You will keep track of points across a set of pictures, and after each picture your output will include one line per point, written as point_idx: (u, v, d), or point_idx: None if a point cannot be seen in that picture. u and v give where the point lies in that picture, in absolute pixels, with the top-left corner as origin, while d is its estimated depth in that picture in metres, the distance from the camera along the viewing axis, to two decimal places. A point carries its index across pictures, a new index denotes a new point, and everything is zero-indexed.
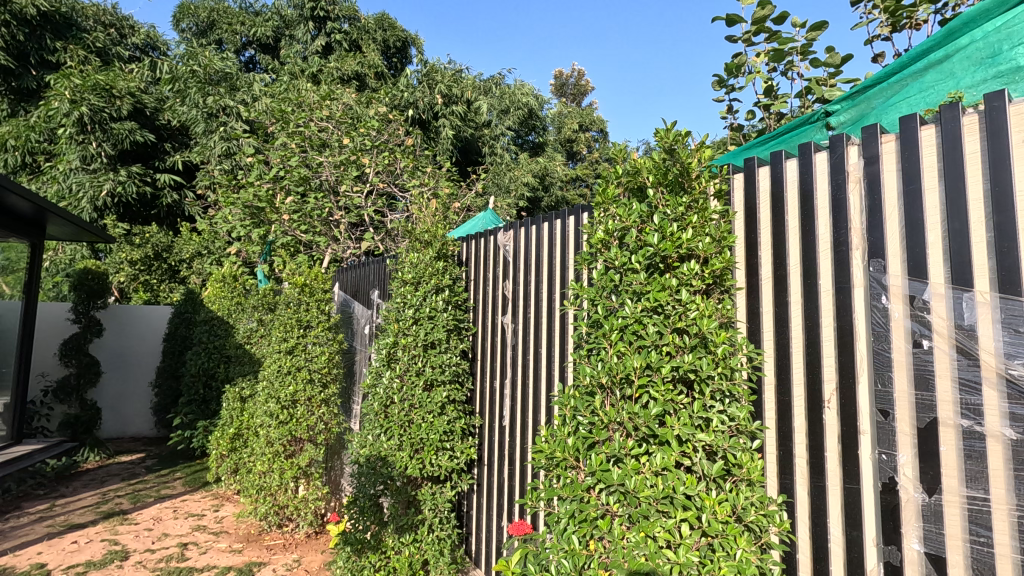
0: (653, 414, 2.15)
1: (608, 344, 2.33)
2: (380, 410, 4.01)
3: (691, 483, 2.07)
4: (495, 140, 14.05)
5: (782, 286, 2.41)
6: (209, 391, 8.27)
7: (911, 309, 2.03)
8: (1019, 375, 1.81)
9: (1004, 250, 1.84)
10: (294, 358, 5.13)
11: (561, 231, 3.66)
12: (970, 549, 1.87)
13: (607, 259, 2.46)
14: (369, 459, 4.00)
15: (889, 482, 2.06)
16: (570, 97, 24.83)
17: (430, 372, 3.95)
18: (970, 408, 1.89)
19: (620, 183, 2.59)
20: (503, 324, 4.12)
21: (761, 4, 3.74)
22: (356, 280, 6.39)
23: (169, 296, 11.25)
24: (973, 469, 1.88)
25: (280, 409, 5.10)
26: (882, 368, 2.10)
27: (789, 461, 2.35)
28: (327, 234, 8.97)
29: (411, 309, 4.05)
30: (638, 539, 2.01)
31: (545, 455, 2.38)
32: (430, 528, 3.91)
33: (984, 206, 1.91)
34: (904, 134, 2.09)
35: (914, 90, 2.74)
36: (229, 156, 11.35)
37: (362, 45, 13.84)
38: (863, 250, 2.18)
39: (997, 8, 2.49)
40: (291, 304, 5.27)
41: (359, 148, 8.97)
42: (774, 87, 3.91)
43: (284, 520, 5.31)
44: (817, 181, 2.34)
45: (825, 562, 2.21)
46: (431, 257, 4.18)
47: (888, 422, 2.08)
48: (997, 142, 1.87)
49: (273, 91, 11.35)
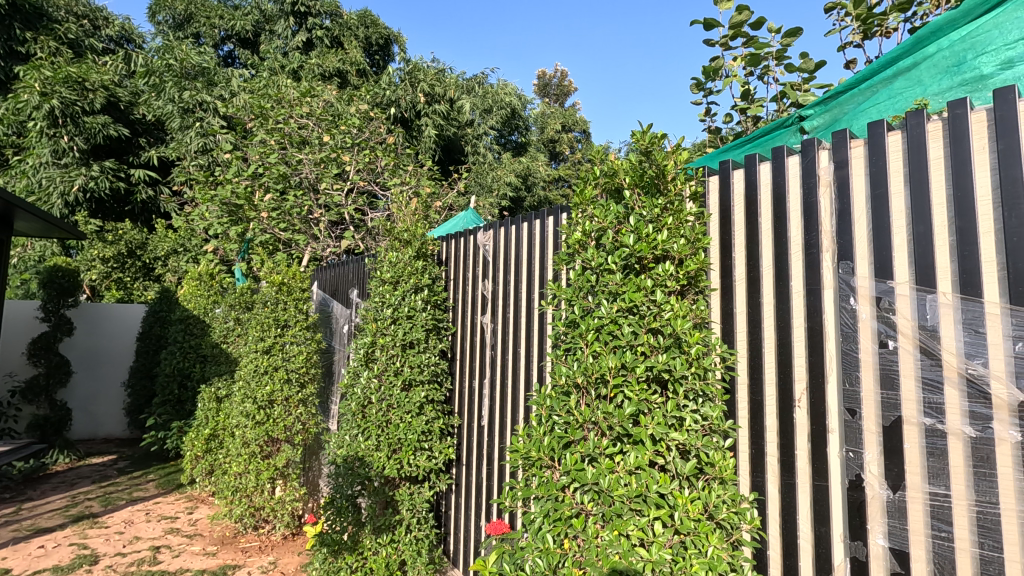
0: (626, 414, 2.17)
1: (585, 344, 2.36)
2: (358, 410, 3.97)
3: (664, 481, 2.09)
4: (478, 139, 14.03)
5: (755, 287, 2.46)
6: (184, 391, 8.12)
7: (878, 310, 2.08)
8: (979, 375, 1.86)
9: (966, 253, 1.90)
10: (271, 358, 5.07)
11: (540, 231, 3.67)
12: (932, 545, 1.92)
13: (583, 259, 2.48)
14: (346, 459, 3.97)
15: (855, 480, 2.11)
16: (553, 97, 24.93)
17: (408, 372, 3.93)
18: (933, 407, 1.94)
19: (598, 184, 2.60)
20: (483, 323, 4.13)
21: (738, 8, 3.79)
22: (335, 279, 6.34)
23: (144, 294, 11.03)
24: (934, 465, 1.93)
25: (256, 409, 5.04)
26: (850, 368, 2.15)
27: (760, 459, 2.39)
28: (307, 233, 8.84)
29: (390, 308, 4.03)
30: (612, 538, 2.03)
31: (521, 455, 2.39)
32: (408, 528, 3.89)
33: (947, 210, 1.97)
34: (871, 139, 2.14)
35: (883, 97, 2.79)
36: (206, 152, 11.17)
37: (344, 41, 13.70)
38: (833, 252, 2.23)
39: (963, 17, 2.54)
40: (269, 302, 5.20)
41: (340, 146, 8.93)
42: (750, 91, 3.96)
43: (260, 522, 5.24)
44: (790, 184, 2.39)
45: (794, 558, 2.25)
46: (410, 256, 4.17)
47: (855, 420, 2.13)
48: (959, 148, 1.93)
49: (252, 87, 11.18)
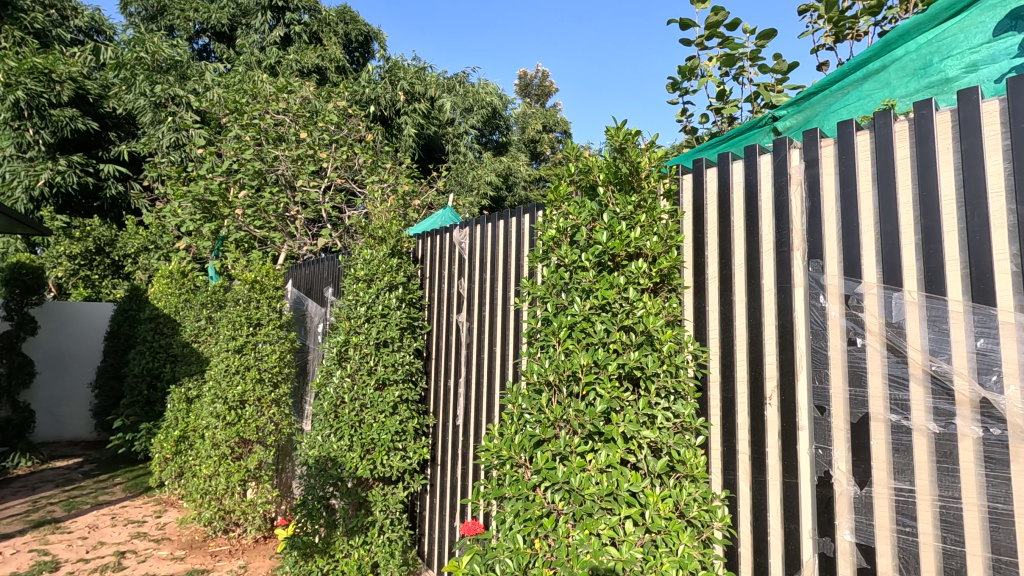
0: (598, 411, 2.15)
1: (558, 341, 2.34)
2: (330, 410, 3.89)
3: (635, 480, 2.08)
4: (458, 139, 13.94)
5: (728, 285, 2.47)
6: (153, 392, 7.91)
7: (846, 309, 2.10)
8: (943, 372, 1.88)
9: (931, 252, 1.92)
10: (243, 357, 4.95)
11: (516, 229, 3.66)
12: (897, 540, 1.94)
13: (558, 256, 2.46)
14: (318, 460, 3.89)
15: (824, 476, 2.12)
16: (535, 97, 24.97)
17: (382, 371, 3.88)
18: (899, 403, 1.97)
19: (572, 181, 2.59)
20: (458, 322, 4.09)
21: (714, 9, 3.81)
22: (310, 278, 6.23)
23: (112, 292, 10.74)
24: (900, 461, 1.95)
25: (227, 410, 4.92)
26: (820, 366, 2.16)
27: (732, 457, 2.40)
28: (283, 231, 8.68)
29: (363, 306, 3.96)
30: (582, 537, 2.01)
31: (492, 453, 2.36)
32: (381, 530, 3.84)
33: (912, 209, 1.99)
34: (841, 138, 2.16)
35: (853, 98, 2.81)
36: (179, 147, 10.90)
37: (323, 37, 13.51)
38: (803, 250, 2.25)
39: (929, 22, 2.58)
40: (240, 300, 5.09)
41: (317, 142, 8.80)
42: (725, 92, 3.98)
43: (230, 525, 5.13)
44: (761, 182, 2.40)
45: (764, 555, 2.26)
46: (385, 254, 4.12)
47: (825, 417, 2.14)
48: (925, 148, 1.96)
49: (227, 81, 10.93)
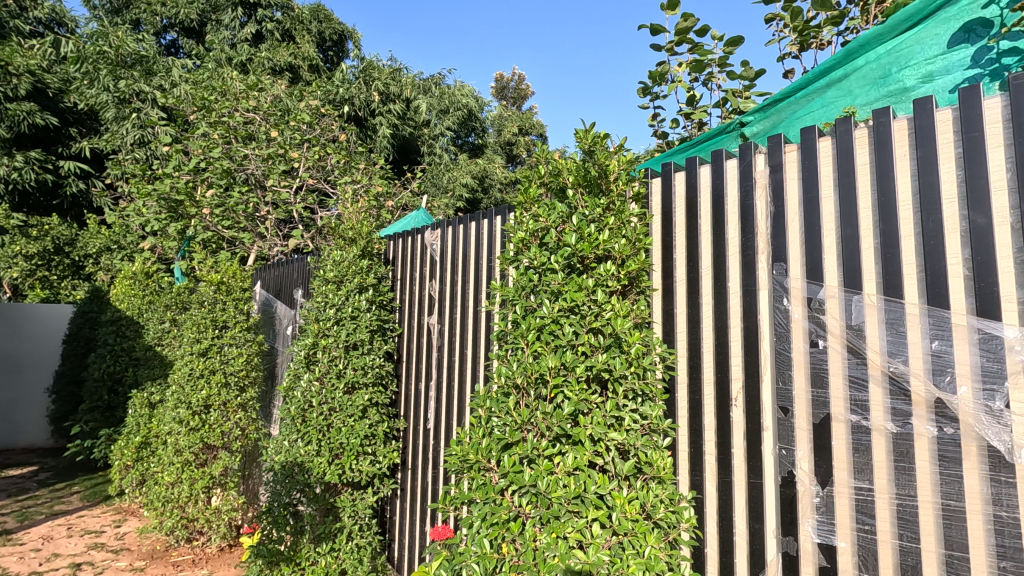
0: (565, 414, 2.15)
1: (526, 344, 2.33)
2: (298, 414, 3.80)
3: (603, 482, 2.09)
4: (434, 140, 13.81)
5: (695, 288, 2.49)
6: (114, 397, 7.68)
7: (809, 311, 2.14)
8: (900, 373, 1.93)
9: (889, 256, 1.97)
10: (208, 360, 4.81)
11: (488, 231, 3.64)
12: (857, 537, 1.98)
13: (527, 258, 2.45)
14: (285, 466, 3.80)
15: (787, 476, 2.15)
16: (511, 100, 25.06)
17: (351, 374, 3.81)
18: (858, 404, 2.01)
19: (542, 183, 2.58)
20: (429, 325, 4.04)
21: (684, 15, 3.86)
22: (278, 279, 6.09)
23: (72, 294, 10.35)
24: (860, 461, 2.00)
25: (190, 415, 4.74)
26: (783, 367, 2.20)
27: (698, 458, 2.42)
28: (253, 231, 8.53)
29: (333, 308, 3.90)
30: (549, 541, 1.99)
31: (459, 457, 2.33)
32: (349, 536, 3.77)
33: (871, 214, 2.05)
34: (804, 144, 2.20)
35: (817, 105, 2.87)
36: (144, 145, 10.59)
37: (296, 35, 13.30)
38: (768, 254, 2.28)
39: (888, 32, 2.64)
40: (205, 302, 4.96)
41: (288, 142, 8.62)
42: (695, 97, 4.03)
43: (194, 534, 4.96)
44: (728, 186, 2.44)
45: (730, 555, 2.29)
46: (355, 255, 4.06)
47: (788, 418, 2.18)
48: (883, 154, 2.01)
49: (195, 78, 10.66)
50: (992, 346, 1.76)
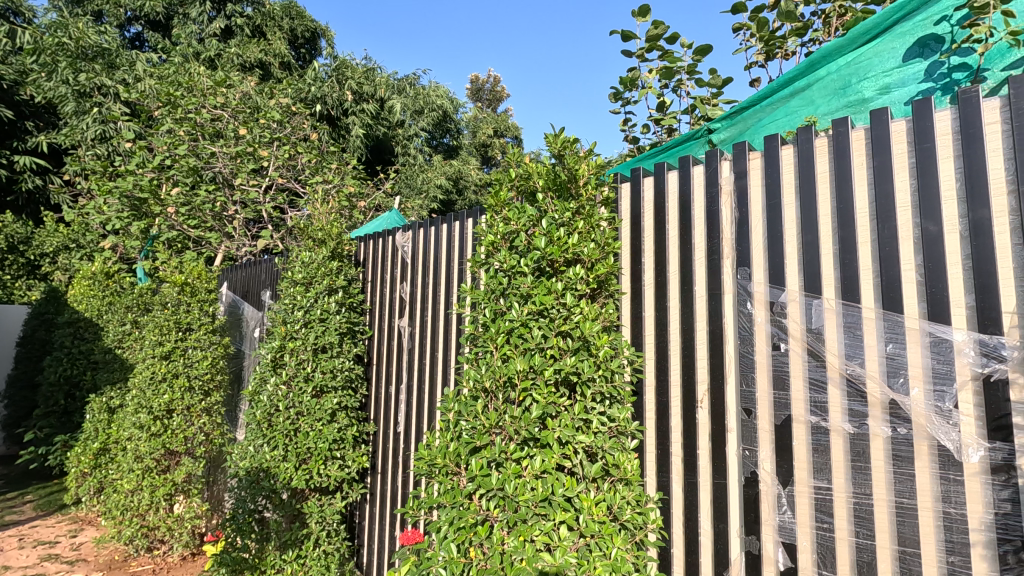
0: (533, 417, 2.16)
1: (495, 347, 2.33)
2: (263, 419, 3.73)
3: (570, 485, 2.10)
4: (409, 141, 13.62)
5: (663, 292, 2.53)
6: (71, 402, 7.44)
7: (771, 315, 2.19)
8: (857, 375, 1.99)
9: (847, 261, 2.03)
10: (171, 364, 4.66)
11: (459, 233, 3.64)
12: (816, 535, 2.03)
13: (496, 261, 2.45)
14: (249, 472, 3.72)
15: (750, 476, 2.20)
16: (486, 102, 25.08)
17: (319, 378, 3.74)
18: (817, 405, 2.06)
19: (513, 186, 2.59)
20: (400, 327, 4.01)
21: (654, 22, 3.92)
22: (245, 280, 5.95)
23: (27, 294, 9.93)
24: (819, 461, 2.05)
25: (151, 420, 4.59)
26: (747, 369, 2.25)
27: (665, 459, 2.46)
28: (220, 231, 8.35)
29: (301, 310, 3.83)
30: (516, 544, 1.99)
31: (426, 462, 2.30)
32: (316, 543, 3.70)
33: (830, 221, 2.11)
34: (767, 152, 2.26)
35: (781, 114, 2.93)
36: (106, 141, 10.25)
37: (267, 32, 13.04)
38: (732, 258, 2.33)
39: (849, 44, 2.71)
40: (168, 304, 4.81)
41: (257, 140, 8.42)
42: (665, 104, 4.09)
43: (154, 543, 4.79)
44: (695, 192, 2.48)
45: (695, 555, 2.32)
46: (324, 257, 4.00)
47: (751, 420, 2.23)
48: (841, 162, 2.07)
49: (160, 72, 10.36)
50: (942, 349, 1.83)
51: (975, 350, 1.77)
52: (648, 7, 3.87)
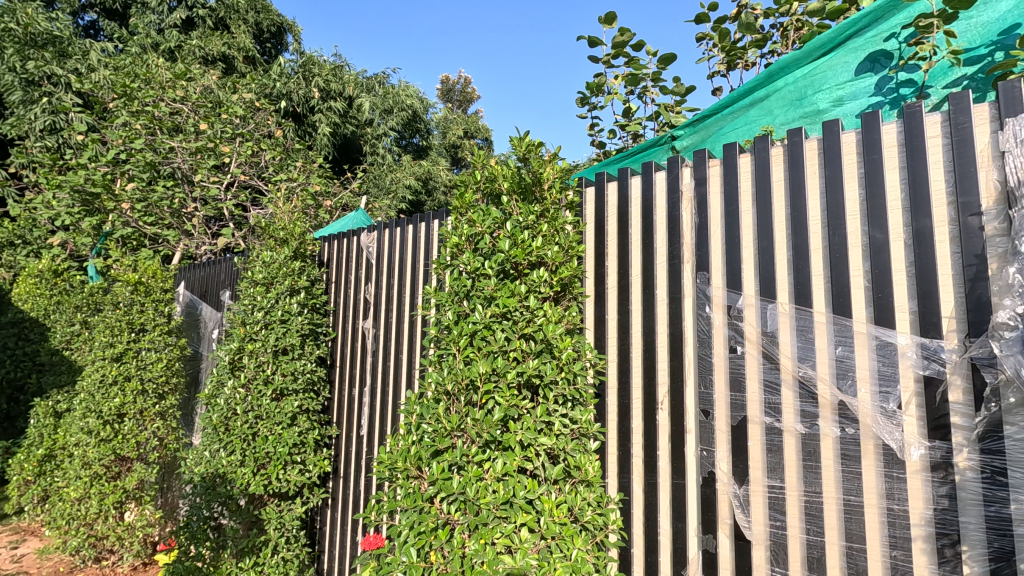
0: (495, 420, 2.15)
1: (457, 349, 2.32)
2: (220, 423, 3.62)
3: (532, 487, 2.11)
4: (377, 140, 13.43)
5: (625, 295, 2.57)
6: (14, 405, 7.13)
7: (728, 318, 2.25)
8: (809, 377, 2.05)
9: (799, 267, 2.10)
10: (122, 366, 4.47)
11: (425, 234, 3.61)
12: (769, 533, 2.09)
13: (460, 263, 2.43)
14: (205, 477, 3.60)
15: (707, 475, 2.25)
16: (456, 103, 24.99)
17: (279, 380, 3.65)
18: (771, 407, 2.12)
19: (478, 188, 2.58)
20: (364, 328, 3.95)
21: (620, 29, 3.98)
22: (204, 279, 5.77)
23: None
24: (772, 460, 2.11)
25: (100, 425, 4.38)
26: (705, 371, 2.30)
27: (626, 461, 2.49)
28: (178, 229, 8.08)
29: (261, 311, 3.73)
30: (477, 547, 1.97)
31: (387, 465, 2.27)
32: (275, 550, 3.61)
33: (785, 228, 2.17)
34: (726, 160, 2.32)
35: (741, 123, 3.01)
36: (56, 132, 9.77)
37: (231, 24, 12.66)
38: (692, 263, 2.39)
39: (805, 57, 2.81)
40: (120, 303, 4.60)
41: (219, 135, 8.18)
42: (630, 110, 4.16)
43: (102, 553, 4.60)
44: (657, 197, 2.53)
45: (655, 554, 2.35)
46: (286, 256, 3.91)
47: (708, 421, 2.28)
48: (795, 171, 2.14)
49: (116, 63, 9.94)
50: (887, 351, 1.91)
51: (917, 353, 1.85)
52: (614, 14, 3.92)
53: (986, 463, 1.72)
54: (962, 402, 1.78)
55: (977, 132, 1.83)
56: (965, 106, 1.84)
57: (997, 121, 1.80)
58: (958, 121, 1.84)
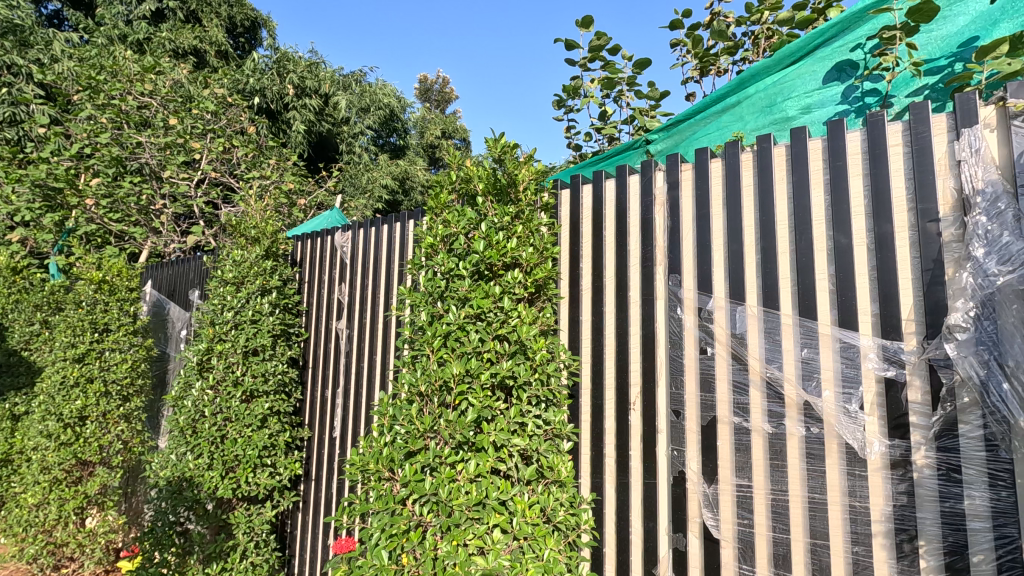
0: (468, 421, 2.15)
1: (431, 350, 2.31)
2: (187, 426, 3.52)
3: (504, 488, 2.12)
4: (354, 139, 13.20)
5: (599, 297, 2.60)
6: None
7: (699, 319, 2.28)
8: (776, 377, 2.10)
9: (767, 270, 2.15)
10: (84, 368, 4.33)
11: (400, 234, 3.59)
12: (737, 531, 2.13)
13: (434, 264, 2.42)
14: (172, 481, 3.51)
15: (678, 475, 2.28)
16: (434, 103, 24.88)
17: (249, 382, 3.58)
18: (739, 407, 2.17)
19: (453, 189, 2.57)
20: (338, 329, 3.90)
21: (597, 33, 4.01)
22: (171, 278, 5.63)
23: None
24: (740, 460, 2.15)
25: (60, 428, 4.23)
26: (676, 372, 2.33)
27: (599, 461, 2.51)
28: (146, 226, 7.87)
29: (231, 311, 3.66)
30: (449, 549, 1.97)
31: (358, 467, 2.25)
32: (244, 555, 3.53)
33: (754, 232, 2.22)
34: (698, 164, 2.36)
35: (713, 128, 3.06)
36: (16, 124, 9.39)
37: (203, 18, 12.34)
38: (664, 266, 2.42)
39: (775, 66, 2.88)
40: (82, 302, 4.45)
41: (189, 131, 7.99)
42: (606, 113, 4.19)
43: (62, 561, 4.42)
44: (631, 200, 2.56)
45: (626, 553, 2.38)
46: (257, 255, 3.83)
47: (679, 421, 2.31)
48: (764, 177, 2.19)
49: (81, 54, 9.60)
50: (850, 353, 1.96)
51: (878, 355, 1.91)
52: (591, 18, 3.95)
53: (942, 461, 1.78)
54: (920, 402, 1.84)
55: (935, 141, 1.90)
56: (924, 116, 1.91)
57: (953, 131, 1.87)
58: (918, 130, 1.91)
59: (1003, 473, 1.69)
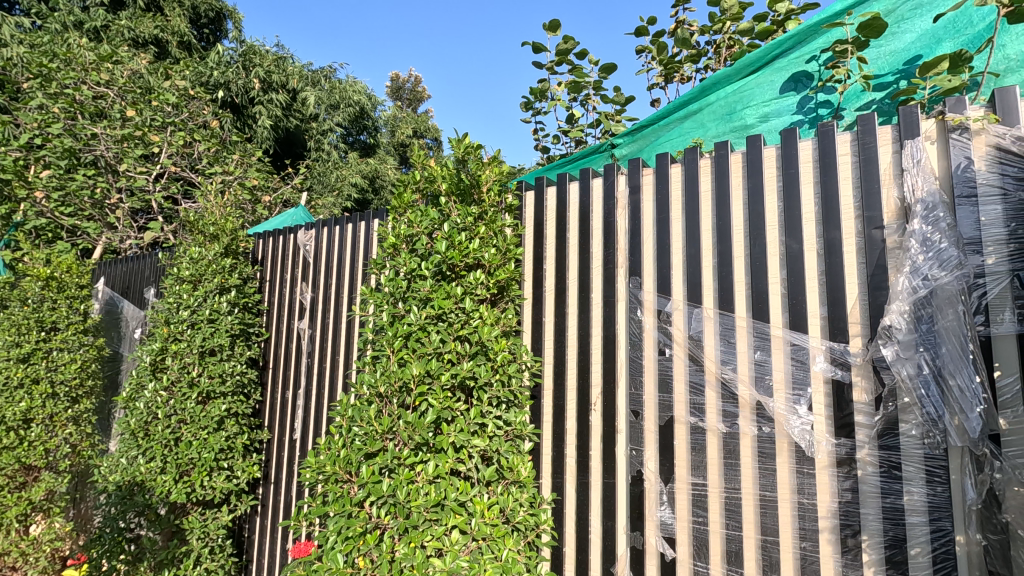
0: (426, 423, 2.14)
1: (392, 351, 2.29)
2: (139, 429, 3.41)
3: (463, 489, 2.11)
4: (323, 135, 12.98)
5: (562, 298, 2.62)
6: None
7: (658, 321, 2.33)
8: (730, 378, 2.15)
9: (723, 273, 2.20)
10: (30, 368, 4.15)
11: (364, 233, 3.56)
12: (692, 528, 2.18)
13: (396, 264, 2.41)
14: (122, 486, 3.40)
15: (636, 474, 2.32)
16: (406, 101, 24.59)
17: (206, 383, 3.49)
18: (696, 407, 2.21)
19: (417, 188, 2.56)
20: (299, 329, 3.83)
21: (565, 37, 4.04)
22: (125, 275, 5.44)
23: None
24: (696, 459, 2.20)
25: (3, 431, 4.04)
26: (635, 373, 2.37)
27: (560, 462, 2.53)
28: (100, 221, 7.60)
29: (187, 310, 3.55)
30: (407, 551, 1.96)
31: (315, 469, 2.21)
32: (198, 561, 3.42)
33: (711, 236, 2.27)
34: (658, 169, 2.40)
35: (676, 134, 3.10)
36: None
37: (164, 7, 11.94)
38: (625, 268, 2.45)
39: (735, 75, 2.95)
40: (29, 300, 4.28)
41: (148, 123, 7.70)
42: (573, 116, 4.23)
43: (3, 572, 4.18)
44: (594, 203, 2.59)
45: (585, 552, 2.40)
46: (216, 253, 3.73)
47: (638, 421, 2.35)
48: (721, 182, 2.25)
49: (32, 40, 9.16)
50: (801, 355, 2.03)
51: (826, 358, 1.98)
52: (558, 22, 3.99)
53: (884, 459, 1.86)
54: (865, 402, 1.91)
55: (881, 151, 1.99)
56: (870, 128, 1.99)
57: (897, 142, 1.96)
58: (864, 141, 2.00)
59: (938, 469, 1.77)
